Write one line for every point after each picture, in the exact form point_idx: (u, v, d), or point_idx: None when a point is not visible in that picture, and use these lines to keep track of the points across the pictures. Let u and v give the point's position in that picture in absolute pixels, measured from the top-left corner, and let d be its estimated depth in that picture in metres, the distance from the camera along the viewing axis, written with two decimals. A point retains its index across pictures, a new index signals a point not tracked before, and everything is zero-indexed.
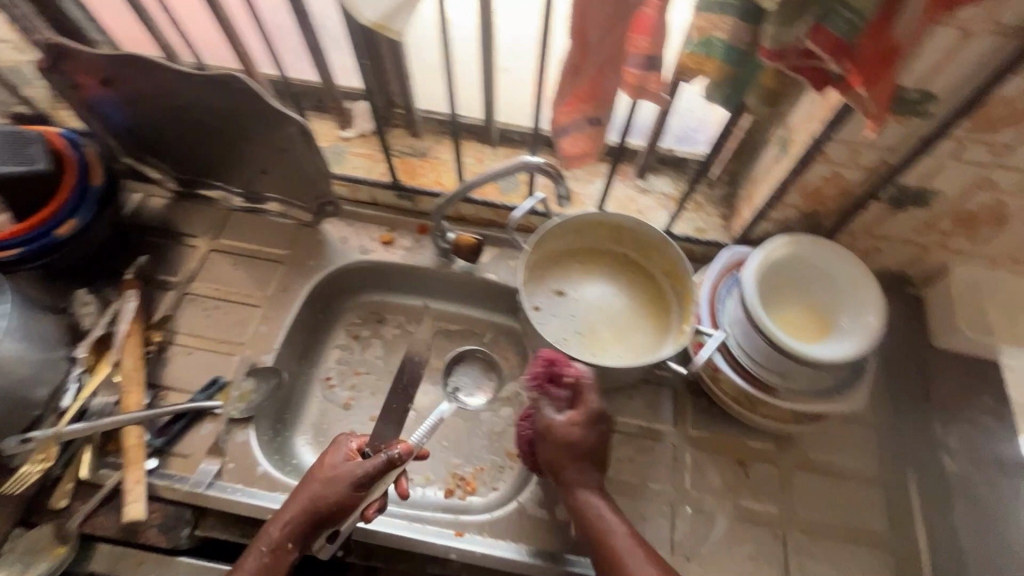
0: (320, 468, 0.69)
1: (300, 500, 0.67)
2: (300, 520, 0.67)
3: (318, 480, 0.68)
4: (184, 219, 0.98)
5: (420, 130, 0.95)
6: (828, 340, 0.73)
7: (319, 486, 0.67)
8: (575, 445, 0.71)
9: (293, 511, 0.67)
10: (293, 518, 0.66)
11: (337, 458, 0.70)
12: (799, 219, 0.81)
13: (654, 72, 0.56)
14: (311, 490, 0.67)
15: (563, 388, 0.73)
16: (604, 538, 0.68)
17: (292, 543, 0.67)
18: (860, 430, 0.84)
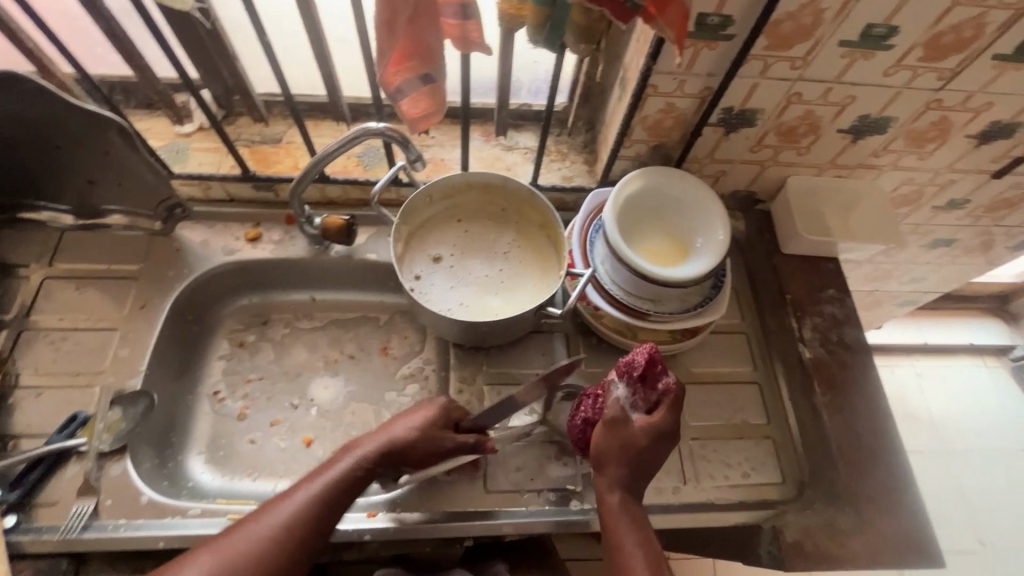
0: (416, 416, 0.71)
1: (387, 441, 0.68)
2: (377, 463, 0.67)
3: (410, 429, 0.70)
4: (6, 249, 0.86)
5: (267, 115, 0.90)
6: (689, 262, 0.79)
7: (406, 438, 0.69)
8: (626, 441, 0.68)
9: (381, 443, 0.68)
10: (379, 454, 0.68)
11: (433, 414, 0.72)
12: (650, 154, 0.86)
13: (471, 20, 0.58)
14: (399, 433, 0.69)
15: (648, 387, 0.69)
16: (621, 535, 0.67)
17: (362, 474, 0.67)
18: (732, 339, 0.93)
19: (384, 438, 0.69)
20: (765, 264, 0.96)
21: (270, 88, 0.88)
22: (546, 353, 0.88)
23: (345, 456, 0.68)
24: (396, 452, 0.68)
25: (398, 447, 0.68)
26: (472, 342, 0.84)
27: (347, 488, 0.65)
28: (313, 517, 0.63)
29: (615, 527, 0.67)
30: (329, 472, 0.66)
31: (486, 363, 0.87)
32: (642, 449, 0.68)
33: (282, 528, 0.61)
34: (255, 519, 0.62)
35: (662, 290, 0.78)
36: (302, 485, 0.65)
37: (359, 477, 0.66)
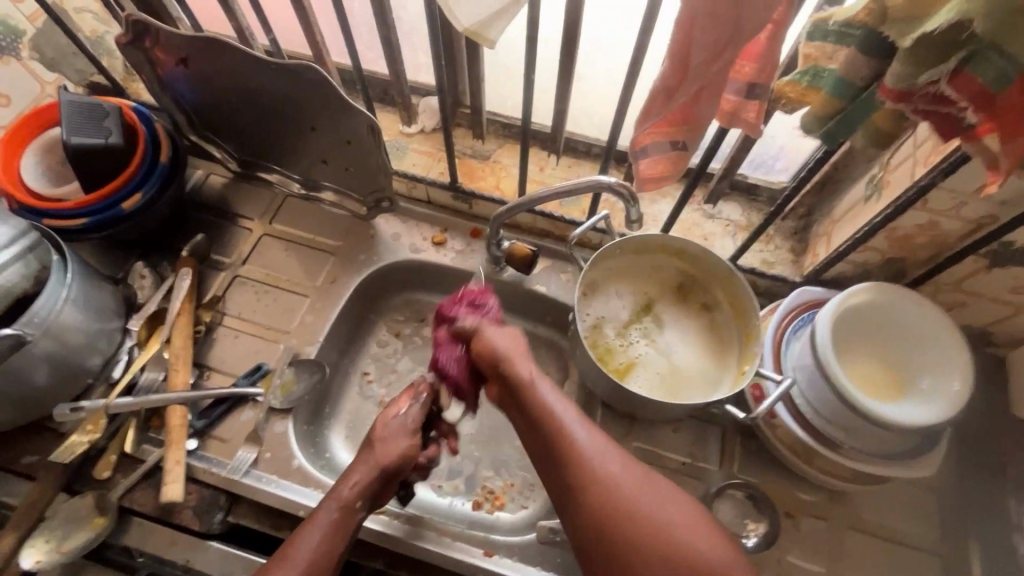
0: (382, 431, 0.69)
1: (362, 478, 0.66)
2: (360, 494, 0.65)
3: (382, 451, 0.67)
4: (241, 200, 0.98)
5: (484, 132, 0.93)
6: (906, 401, 0.67)
7: (377, 466, 0.66)
8: (511, 348, 0.67)
9: (363, 477, 0.66)
10: (364, 489, 0.65)
11: (395, 416, 0.70)
12: (880, 264, 0.76)
13: (752, 101, 0.54)
14: (374, 463, 0.66)
15: (485, 303, 0.72)
16: (563, 439, 0.60)
17: (360, 502, 0.65)
18: (920, 493, 0.79)
19: (363, 474, 0.66)
20: (982, 421, 0.81)
21: (496, 109, 0.91)
22: (699, 441, 0.81)
23: (324, 505, 0.64)
24: (366, 488, 0.66)
25: (381, 468, 0.66)
26: (626, 410, 0.80)
27: (338, 535, 0.63)
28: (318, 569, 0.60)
29: (550, 443, 0.61)
30: (313, 531, 0.62)
31: (630, 433, 0.82)
32: (525, 355, 0.67)
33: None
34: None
35: (866, 425, 0.67)
36: (289, 553, 0.60)
37: (346, 515, 0.64)
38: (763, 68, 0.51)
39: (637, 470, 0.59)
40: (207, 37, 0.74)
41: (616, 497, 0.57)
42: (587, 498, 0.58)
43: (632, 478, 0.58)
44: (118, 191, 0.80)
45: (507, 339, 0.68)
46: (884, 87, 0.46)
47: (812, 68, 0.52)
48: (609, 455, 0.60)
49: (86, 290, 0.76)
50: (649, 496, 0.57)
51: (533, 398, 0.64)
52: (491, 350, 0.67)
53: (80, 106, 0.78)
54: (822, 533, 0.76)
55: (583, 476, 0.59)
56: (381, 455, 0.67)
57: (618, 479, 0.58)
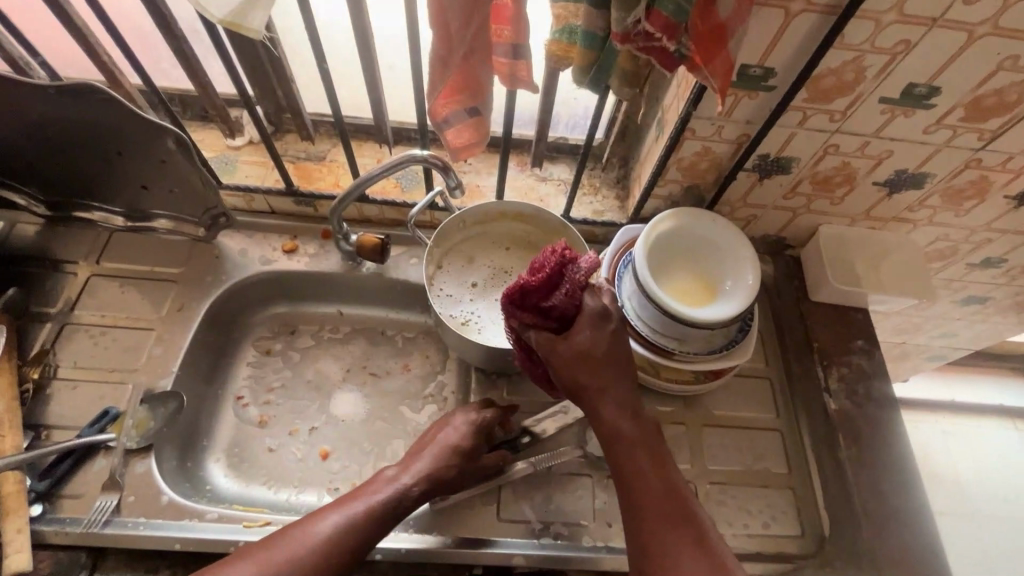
0: (452, 443, 0.75)
1: (422, 466, 0.72)
2: (391, 508, 0.69)
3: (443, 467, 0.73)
4: (60, 245, 0.91)
5: (313, 133, 0.93)
6: (716, 303, 0.78)
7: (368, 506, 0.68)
8: (609, 346, 0.66)
9: (416, 473, 0.72)
10: (423, 482, 0.72)
11: (470, 442, 0.76)
12: (683, 194, 0.87)
13: (520, 61, 0.61)
14: (434, 457, 0.73)
15: (559, 289, 0.64)
16: (628, 466, 0.65)
17: (416, 494, 0.71)
18: (757, 382, 0.91)
19: (366, 505, 0.68)
20: (792, 313, 0.95)
21: (317, 110, 0.93)
22: None
23: (366, 490, 0.70)
24: (394, 500, 0.69)
25: (437, 471, 0.73)
26: (496, 367, 0.85)
27: (381, 515, 0.68)
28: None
29: (622, 465, 0.65)
30: (353, 507, 0.68)
31: (506, 390, 0.88)
32: (618, 369, 0.66)
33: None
34: (297, 534, 0.65)
35: (689, 330, 0.77)
36: (319, 520, 0.66)
37: (404, 499, 0.70)
38: (519, 29, 0.57)
39: (677, 511, 0.63)
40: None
41: (658, 539, 0.61)
42: (646, 545, 0.62)
43: (671, 519, 0.62)
44: None
45: (595, 343, 0.65)
46: (617, 34, 0.53)
47: (567, 27, 0.60)
48: (663, 494, 0.63)
49: None
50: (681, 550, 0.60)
51: (613, 420, 0.65)
52: (571, 356, 0.64)
53: None
54: (684, 436, 0.86)
55: (650, 523, 0.62)
56: (427, 469, 0.72)
57: (660, 517, 0.62)
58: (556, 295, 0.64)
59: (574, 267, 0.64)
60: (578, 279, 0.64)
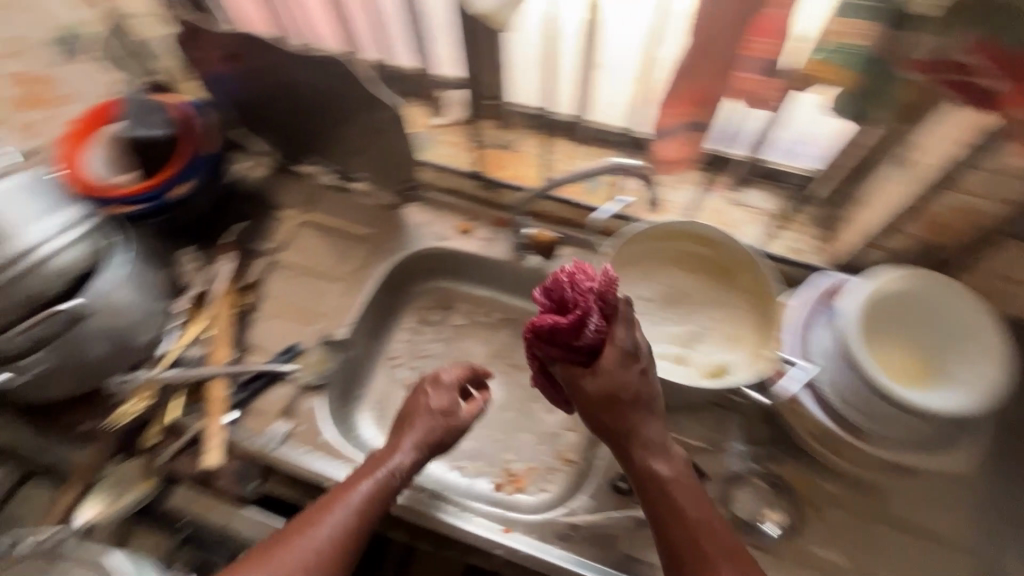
0: (428, 408, 0.72)
1: (411, 444, 0.70)
2: (395, 475, 0.67)
3: (443, 428, 0.72)
4: (279, 190, 1.03)
5: (510, 122, 0.95)
6: (938, 389, 0.64)
7: (376, 474, 0.67)
8: (641, 384, 0.61)
9: (412, 451, 0.69)
10: (415, 460, 0.69)
11: (431, 405, 0.73)
12: (915, 251, 0.73)
13: (772, 78, 0.54)
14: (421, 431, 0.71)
15: (588, 322, 0.59)
16: (674, 525, 0.57)
17: (402, 478, 0.68)
18: (960, 492, 0.75)
19: (371, 476, 0.66)
20: None
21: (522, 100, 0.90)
22: (720, 429, 0.80)
23: (382, 462, 0.68)
24: (389, 475, 0.67)
25: (431, 444, 0.71)
26: None
27: (383, 496, 0.66)
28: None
29: (663, 525, 0.58)
30: (352, 496, 0.64)
31: None
32: (648, 406, 0.62)
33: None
34: (300, 531, 0.60)
35: (894, 413, 0.64)
36: (341, 499, 0.63)
37: (389, 482, 0.67)
38: (784, 44, 0.51)
39: (717, 533, 0.56)
40: (250, 35, 0.81)
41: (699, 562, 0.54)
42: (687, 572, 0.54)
43: (711, 538, 0.55)
44: (167, 179, 0.87)
45: (627, 380, 0.60)
46: (918, 62, 0.51)
47: (835, 45, 0.51)
48: (700, 515, 0.57)
49: (142, 271, 0.82)
50: None
51: (646, 455, 0.61)
52: (595, 396, 0.61)
53: (140, 104, 0.88)
54: (849, 527, 0.74)
55: (688, 550, 0.55)
56: (419, 437, 0.70)
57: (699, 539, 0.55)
58: (585, 330, 0.59)
59: (586, 285, 0.60)
60: (593, 304, 0.60)
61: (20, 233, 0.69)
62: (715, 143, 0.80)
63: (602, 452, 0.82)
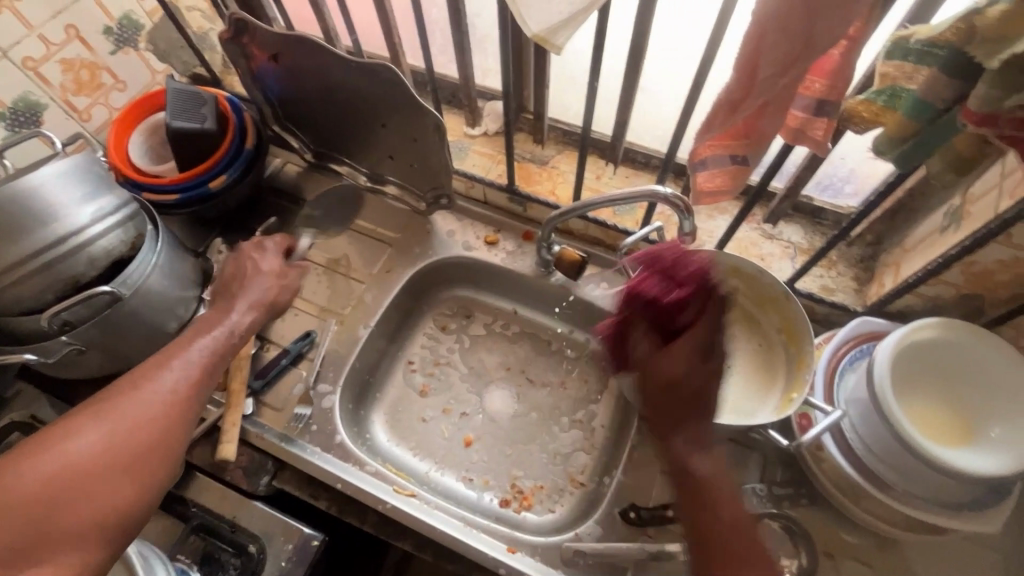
0: (271, 271, 0.81)
1: (248, 303, 0.76)
2: (236, 332, 0.72)
3: (268, 294, 0.79)
4: (312, 188, 1.05)
5: (544, 137, 0.95)
6: (969, 449, 0.62)
7: (235, 329, 0.72)
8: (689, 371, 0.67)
9: (254, 305, 0.76)
10: (253, 311, 0.76)
11: (265, 266, 0.81)
12: (954, 300, 0.71)
13: (821, 118, 0.53)
14: (259, 295, 0.77)
15: (692, 303, 0.72)
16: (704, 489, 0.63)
17: (242, 330, 0.73)
18: (982, 552, 0.72)
19: (219, 334, 0.70)
20: None
21: (559, 116, 0.93)
22: (737, 465, 0.79)
23: (218, 324, 0.72)
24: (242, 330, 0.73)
25: (270, 307, 0.78)
26: None
27: (225, 348, 0.70)
28: (162, 418, 0.60)
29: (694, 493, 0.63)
30: (192, 347, 0.67)
31: (666, 449, 0.81)
32: (695, 380, 0.66)
33: (132, 420, 0.58)
34: (132, 386, 0.60)
35: (920, 469, 0.62)
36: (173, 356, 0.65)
37: (234, 334, 0.72)
38: (836, 85, 0.50)
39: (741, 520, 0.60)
40: (295, 35, 0.80)
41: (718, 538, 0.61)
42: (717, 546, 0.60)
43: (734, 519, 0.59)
44: (206, 172, 0.88)
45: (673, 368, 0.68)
46: (967, 111, 0.45)
47: (889, 88, 0.50)
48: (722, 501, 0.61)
49: (171, 258, 0.83)
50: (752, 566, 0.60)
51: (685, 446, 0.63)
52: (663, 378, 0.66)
53: (183, 93, 0.87)
54: None
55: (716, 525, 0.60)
56: (257, 299, 0.77)
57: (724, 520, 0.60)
58: (687, 309, 0.72)
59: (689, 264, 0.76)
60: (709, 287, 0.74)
61: (66, 214, 0.70)
62: (756, 176, 0.83)
63: (614, 476, 0.81)
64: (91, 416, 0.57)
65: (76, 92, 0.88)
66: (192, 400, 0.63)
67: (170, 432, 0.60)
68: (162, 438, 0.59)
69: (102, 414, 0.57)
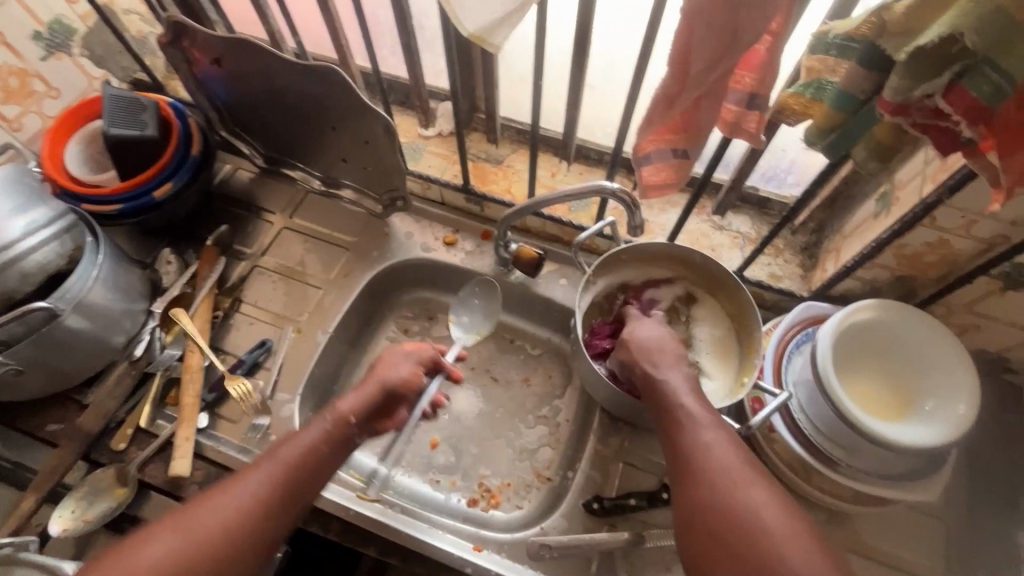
0: (394, 369, 0.74)
1: (360, 397, 0.69)
2: (325, 419, 0.65)
3: (380, 373, 0.72)
4: (265, 194, 1.03)
5: (498, 137, 0.96)
6: (906, 422, 0.65)
7: (335, 419, 0.66)
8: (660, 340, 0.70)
9: (365, 393, 0.70)
10: (359, 403, 0.68)
11: (401, 349, 0.76)
12: (889, 281, 0.75)
13: (753, 111, 0.55)
14: (372, 388, 0.71)
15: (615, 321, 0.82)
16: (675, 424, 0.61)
17: (354, 419, 0.67)
18: (925, 519, 0.76)
19: (315, 431, 0.64)
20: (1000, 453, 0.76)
21: (511, 115, 0.93)
22: None
23: (328, 415, 0.66)
24: (340, 418, 0.66)
25: (374, 391, 0.70)
26: (623, 416, 0.80)
27: (329, 444, 0.64)
28: (237, 530, 0.55)
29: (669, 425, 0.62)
30: (294, 444, 0.62)
31: (628, 439, 0.83)
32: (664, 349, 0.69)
33: (205, 533, 0.54)
34: (213, 494, 0.57)
35: (862, 444, 0.65)
36: (269, 457, 0.61)
37: (342, 428, 0.65)
38: (764, 79, 0.52)
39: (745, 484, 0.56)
40: (238, 38, 0.78)
41: (726, 505, 0.54)
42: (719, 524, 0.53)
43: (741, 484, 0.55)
44: (150, 181, 0.85)
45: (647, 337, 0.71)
46: (884, 102, 0.46)
47: (816, 81, 0.52)
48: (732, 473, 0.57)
49: (115, 270, 0.79)
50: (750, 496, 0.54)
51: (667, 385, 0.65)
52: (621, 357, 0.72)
53: (120, 99, 0.83)
54: None
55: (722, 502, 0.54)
56: (387, 377, 0.72)
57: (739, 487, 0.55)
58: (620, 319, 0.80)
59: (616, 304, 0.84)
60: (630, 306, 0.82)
61: None
62: (701, 168, 0.86)
63: (579, 469, 0.82)
64: (165, 528, 0.54)
65: (5, 101, 0.84)
66: (283, 509, 0.59)
67: (246, 544, 0.55)
68: (234, 552, 0.55)
69: (173, 527, 0.54)
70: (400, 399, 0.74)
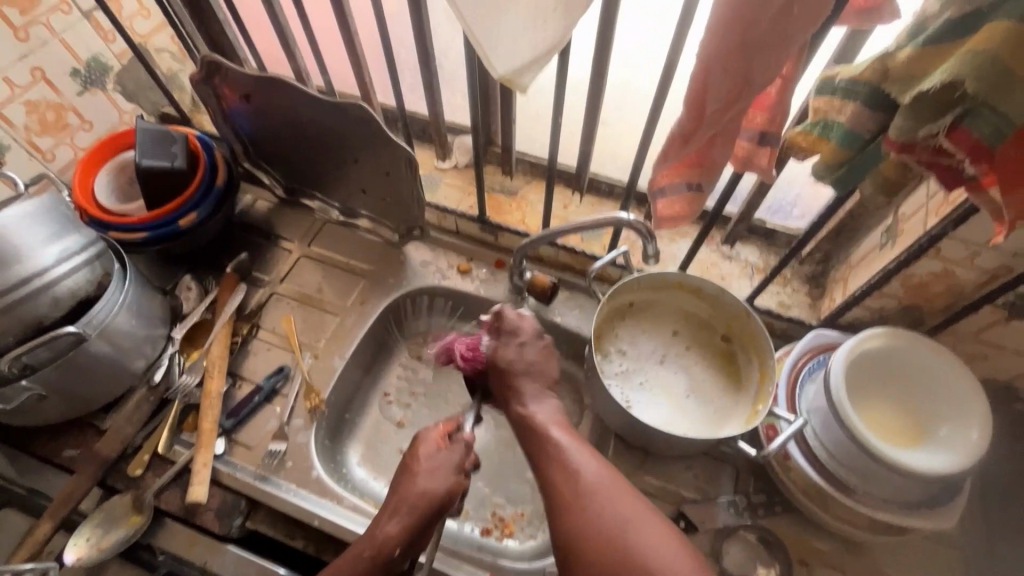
0: (432, 473, 0.68)
1: (404, 518, 0.64)
2: (363, 555, 0.63)
3: (423, 485, 0.67)
4: (284, 223, 1.05)
5: (512, 169, 0.99)
6: (922, 449, 0.66)
7: (372, 557, 0.63)
8: (517, 378, 0.72)
9: (405, 520, 0.64)
10: (408, 526, 0.64)
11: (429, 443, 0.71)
12: (897, 310, 0.77)
13: (764, 148, 0.58)
14: (416, 504, 0.65)
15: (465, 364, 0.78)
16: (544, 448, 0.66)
17: (399, 548, 0.64)
18: (943, 549, 0.76)
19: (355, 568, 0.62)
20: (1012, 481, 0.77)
21: (526, 149, 0.97)
22: (710, 479, 0.82)
23: (369, 543, 0.64)
24: (380, 550, 0.63)
25: (417, 510, 0.65)
26: (639, 443, 0.81)
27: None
28: None
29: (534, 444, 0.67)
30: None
31: (642, 466, 0.83)
32: (524, 368, 0.73)
33: None
34: None
35: (880, 471, 0.66)
36: None
37: (383, 557, 0.63)
38: (775, 118, 0.55)
39: (632, 498, 0.61)
40: (268, 76, 0.82)
41: (600, 518, 0.59)
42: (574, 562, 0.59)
43: (624, 506, 0.60)
44: (176, 210, 0.88)
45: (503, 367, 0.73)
46: (891, 140, 0.49)
47: (821, 121, 0.55)
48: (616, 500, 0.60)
49: (139, 297, 0.81)
50: (625, 516, 0.59)
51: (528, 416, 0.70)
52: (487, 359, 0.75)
53: (151, 132, 0.87)
54: None
55: (592, 524, 0.59)
56: (423, 490, 0.66)
57: (605, 504, 0.60)
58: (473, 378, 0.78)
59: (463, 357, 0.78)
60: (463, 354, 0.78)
61: (31, 255, 0.69)
62: (712, 202, 0.89)
63: None
64: None
65: (40, 133, 0.87)
66: None
67: None
68: None
69: None
70: (446, 511, 0.67)
